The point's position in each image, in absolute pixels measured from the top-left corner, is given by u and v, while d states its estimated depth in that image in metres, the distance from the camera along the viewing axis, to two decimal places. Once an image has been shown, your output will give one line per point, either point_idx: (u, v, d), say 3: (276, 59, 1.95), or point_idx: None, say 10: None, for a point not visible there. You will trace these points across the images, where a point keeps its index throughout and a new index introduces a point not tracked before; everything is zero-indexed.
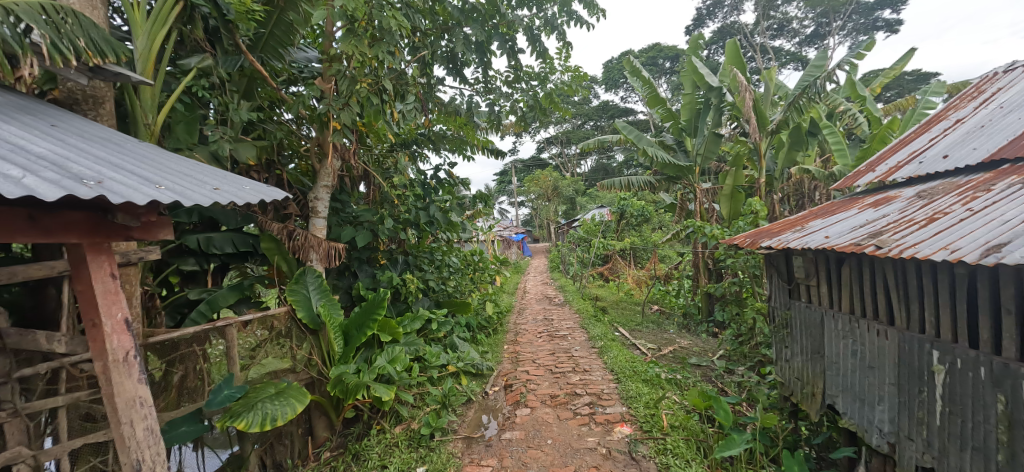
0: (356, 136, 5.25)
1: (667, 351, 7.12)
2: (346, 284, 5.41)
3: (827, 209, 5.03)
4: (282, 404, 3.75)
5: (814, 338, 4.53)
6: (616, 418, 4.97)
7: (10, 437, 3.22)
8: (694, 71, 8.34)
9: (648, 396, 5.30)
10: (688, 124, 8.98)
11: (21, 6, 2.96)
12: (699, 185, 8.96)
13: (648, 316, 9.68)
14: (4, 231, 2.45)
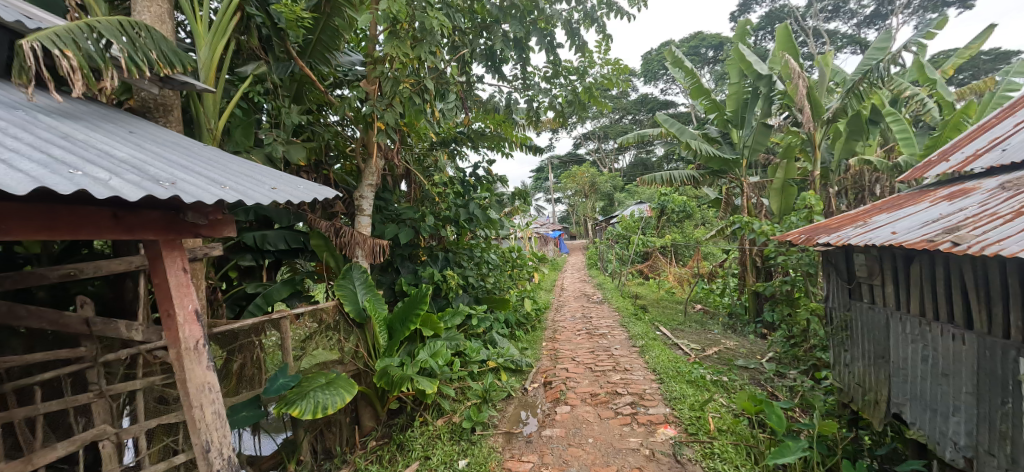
0: (399, 136, 5.42)
1: (712, 352, 6.99)
2: (390, 280, 5.60)
3: (892, 203, 4.79)
4: (333, 394, 3.94)
5: (878, 342, 4.35)
6: (660, 419, 4.94)
7: (96, 416, 3.54)
8: (740, 58, 8.09)
9: (693, 398, 5.22)
10: (735, 115, 8.71)
11: (103, 23, 3.23)
12: (746, 179, 8.68)
13: (691, 315, 9.49)
14: (94, 229, 2.71)
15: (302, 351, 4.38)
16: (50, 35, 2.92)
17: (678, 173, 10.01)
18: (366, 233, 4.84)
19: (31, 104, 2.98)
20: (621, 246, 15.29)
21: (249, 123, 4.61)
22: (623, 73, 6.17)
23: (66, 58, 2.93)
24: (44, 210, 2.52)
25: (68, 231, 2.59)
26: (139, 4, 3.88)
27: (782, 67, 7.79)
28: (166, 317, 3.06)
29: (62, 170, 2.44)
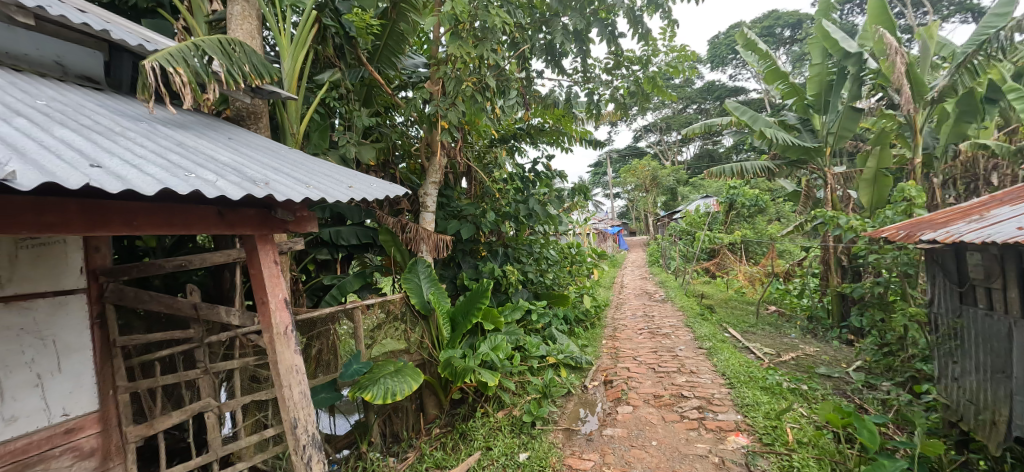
0: (461, 134, 5.64)
1: (788, 358, 6.64)
2: (451, 274, 5.81)
3: (1015, 194, 4.34)
4: (400, 381, 4.05)
5: (1000, 356, 3.98)
6: (730, 426, 4.76)
7: (203, 390, 3.94)
8: (824, 36, 7.60)
9: (768, 406, 5.00)
10: (817, 99, 8.11)
11: (207, 42, 3.61)
12: (830, 169, 8.08)
13: (764, 318, 9.05)
14: (203, 225, 3.10)
15: (373, 339, 4.63)
16: (165, 55, 3.29)
17: (750, 165, 9.52)
18: (430, 229, 5.06)
19: (149, 115, 3.40)
20: (685, 243, 14.81)
21: (324, 125, 4.90)
22: (687, 60, 6.03)
23: (178, 74, 3.30)
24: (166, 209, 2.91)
25: (183, 227, 2.96)
26: (233, 23, 4.25)
27: (875, 42, 7.26)
28: (261, 304, 3.42)
29: (180, 174, 2.78)
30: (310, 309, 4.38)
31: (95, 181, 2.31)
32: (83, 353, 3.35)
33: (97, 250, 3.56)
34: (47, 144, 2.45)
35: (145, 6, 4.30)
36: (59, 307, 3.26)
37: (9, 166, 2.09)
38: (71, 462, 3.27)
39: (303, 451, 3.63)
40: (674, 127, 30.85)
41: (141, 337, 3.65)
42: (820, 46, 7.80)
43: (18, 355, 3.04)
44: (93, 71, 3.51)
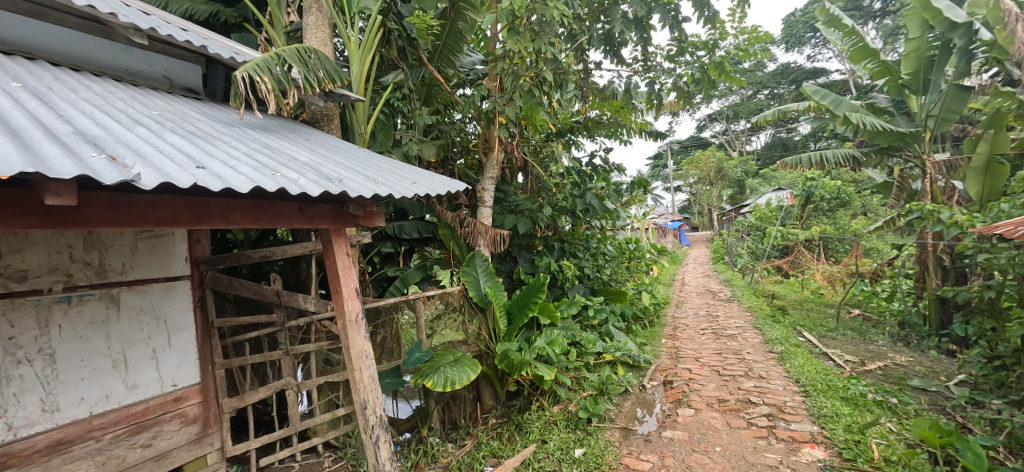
0: (518, 129, 5.72)
1: (875, 367, 6.13)
2: (507, 268, 5.91)
3: None
4: (460, 371, 4.18)
5: None
6: (805, 438, 4.48)
7: (285, 370, 4.31)
8: (925, 6, 6.81)
9: (850, 418, 4.63)
10: (914, 78, 7.52)
11: (288, 51, 3.93)
12: (930, 156, 7.29)
13: (846, 322, 8.42)
14: (286, 220, 3.43)
15: (433, 329, 4.83)
16: (252, 65, 3.62)
17: (831, 153, 9.03)
18: (488, 223, 5.02)
19: (240, 121, 3.80)
20: (753, 239, 14.09)
21: (388, 125, 5.16)
22: (758, 43, 5.77)
23: (263, 82, 3.62)
24: (255, 205, 3.25)
25: (269, 221, 3.30)
26: (306, 31, 4.57)
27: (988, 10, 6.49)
28: (335, 292, 3.72)
29: (268, 173, 3.11)
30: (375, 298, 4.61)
31: (201, 180, 2.65)
32: (188, 332, 3.82)
33: (198, 241, 4.01)
34: (162, 149, 2.83)
35: (233, 20, 4.63)
36: (169, 290, 3.73)
37: (135, 168, 2.45)
38: (179, 426, 3.72)
39: (372, 430, 3.91)
40: (742, 117, 29.33)
41: (234, 319, 4.09)
42: (918, 17, 7.13)
43: (137, 331, 3.52)
44: (193, 82, 3.97)
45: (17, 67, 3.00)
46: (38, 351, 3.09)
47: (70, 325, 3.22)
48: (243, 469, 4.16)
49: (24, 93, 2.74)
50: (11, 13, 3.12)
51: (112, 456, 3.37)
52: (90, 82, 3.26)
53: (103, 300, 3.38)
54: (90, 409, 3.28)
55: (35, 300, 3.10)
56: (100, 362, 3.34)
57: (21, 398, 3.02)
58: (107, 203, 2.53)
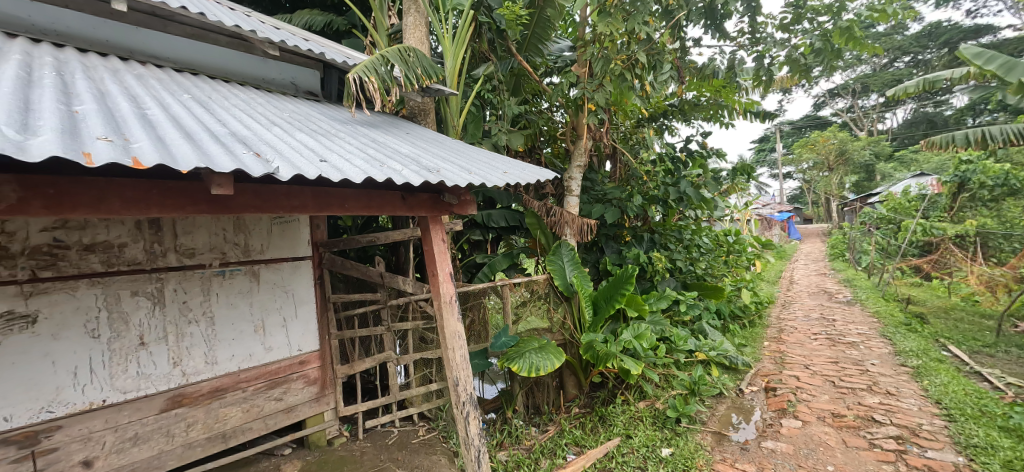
0: (608, 116, 5.54)
1: None
2: (593, 258, 5.77)
3: None
4: (544, 358, 4.31)
5: None
6: (947, 469, 3.73)
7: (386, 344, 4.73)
8: None
9: (1011, 453, 3.77)
10: None
11: (390, 51, 4.21)
12: None
13: (1010, 336, 7.01)
14: (391, 208, 3.81)
15: (519, 315, 4.80)
16: (362, 67, 3.96)
17: (998, 129, 7.53)
18: (575, 213, 4.99)
19: (353, 119, 4.25)
20: (884, 234, 12.27)
21: (478, 116, 5.12)
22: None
23: (371, 83, 3.96)
24: (366, 194, 3.65)
25: (377, 209, 3.69)
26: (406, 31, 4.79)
27: None
28: (432, 275, 4.03)
29: (377, 165, 3.48)
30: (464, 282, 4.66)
31: (325, 172, 3.04)
32: (310, 305, 4.38)
33: (318, 227, 4.56)
34: (292, 146, 3.27)
35: (343, 28, 5.06)
36: (297, 268, 4.32)
37: (275, 163, 2.89)
38: (303, 385, 4.31)
39: (463, 406, 4.14)
40: (874, 92, 25.54)
41: (346, 296, 4.63)
42: None
43: (272, 302, 4.13)
44: (314, 86, 4.50)
45: (185, 80, 3.64)
46: (202, 313, 3.78)
47: (224, 294, 3.88)
48: (351, 428, 4.66)
49: (192, 103, 3.33)
50: (181, 37, 3.78)
51: (254, 405, 4.01)
52: (237, 91, 3.86)
53: (247, 274, 4.01)
54: (238, 364, 3.94)
55: (199, 272, 3.78)
56: (246, 326, 3.98)
57: (191, 352, 3.71)
58: (252, 192, 3.00)
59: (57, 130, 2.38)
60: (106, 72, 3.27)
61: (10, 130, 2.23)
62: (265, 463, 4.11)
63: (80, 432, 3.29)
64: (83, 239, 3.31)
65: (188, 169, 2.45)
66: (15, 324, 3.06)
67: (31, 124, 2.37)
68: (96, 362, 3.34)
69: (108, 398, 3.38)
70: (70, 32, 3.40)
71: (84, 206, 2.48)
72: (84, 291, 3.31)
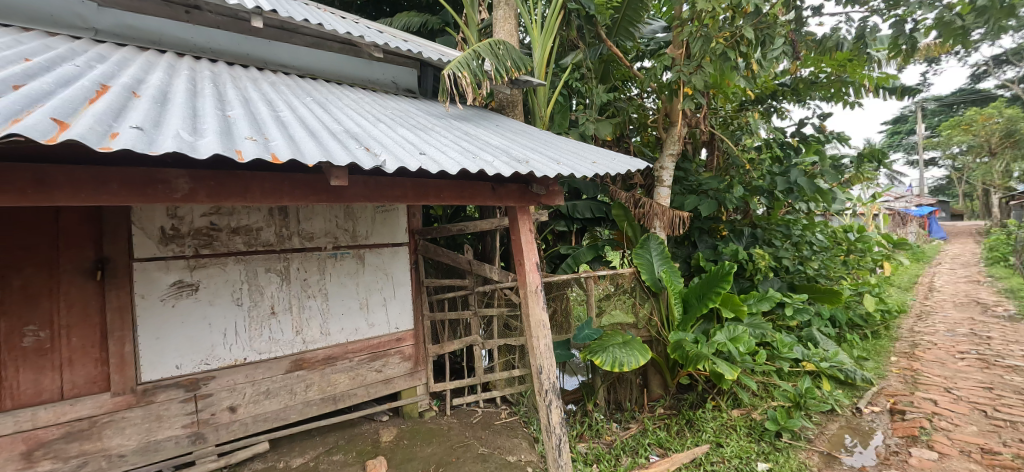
0: (706, 100, 5.10)
1: None
2: (685, 253, 5.37)
3: None
4: (629, 353, 4.19)
5: None
6: None
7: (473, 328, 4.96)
8: None
9: None
10: None
11: (480, 46, 4.28)
12: None
13: None
14: (483, 199, 3.96)
15: (602, 308, 4.72)
16: (455, 63, 4.06)
17: None
18: (666, 205, 4.75)
19: (448, 114, 4.47)
20: None
21: (566, 106, 5.09)
22: None
23: (463, 77, 4.04)
24: (459, 186, 3.83)
25: (468, 199, 3.86)
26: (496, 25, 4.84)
27: None
28: (520, 263, 4.11)
29: (470, 157, 3.64)
30: (548, 273, 4.69)
31: (424, 164, 3.23)
32: (406, 287, 4.78)
33: (414, 216, 4.93)
34: (395, 141, 3.54)
35: (437, 27, 5.38)
36: (395, 253, 4.73)
37: (381, 157, 3.16)
38: (399, 360, 4.73)
39: (546, 394, 4.17)
40: None
41: (438, 281, 4.98)
42: None
43: (375, 283, 4.59)
44: (412, 84, 4.82)
45: (306, 85, 4.11)
46: (319, 290, 4.30)
47: (336, 274, 4.38)
48: (440, 404, 5.01)
49: (310, 105, 3.75)
50: (304, 46, 4.27)
51: (359, 374, 4.49)
52: (347, 92, 4.27)
53: (355, 257, 4.49)
54: (347, 336, 4.43)
55: (317, 254, 4.30)
56: (354, 302, 4.47)
57: (310, 322, 4.25)
58: (363, 184, 3.25)
59: (214, 131, 2.74)
60: (247, 82, 3.77)
61: (182, 130, 2.61)
62: (367, 427, 4.59)
63: (228, 382, 3.90)
64: (231, 223, 3.93)
65: (315, 162, 2.75)
66: (183, 291, 3.74)
67: (194, 126, 2.77)
68: (240, 326, 3.95)
69: (248, 357, 3.98)
70: (220, 49, 3.96)
71: (233, 195, 2.81)
72: (231, 266, 3.94)
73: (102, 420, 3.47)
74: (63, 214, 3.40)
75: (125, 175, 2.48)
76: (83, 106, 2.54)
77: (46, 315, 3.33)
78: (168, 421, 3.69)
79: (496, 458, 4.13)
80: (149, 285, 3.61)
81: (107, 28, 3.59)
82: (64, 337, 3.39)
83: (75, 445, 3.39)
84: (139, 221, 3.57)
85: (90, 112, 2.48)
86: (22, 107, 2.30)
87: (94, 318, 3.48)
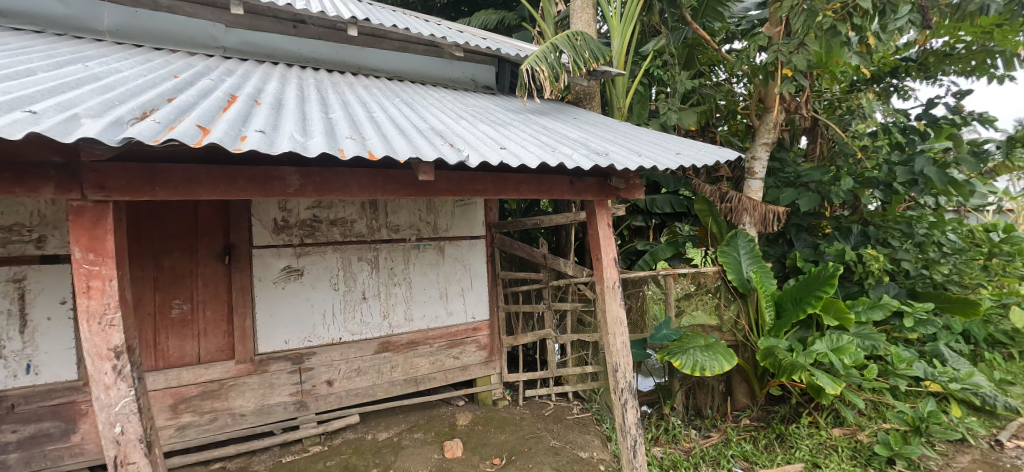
0: (810, 82, 4.56)
1: None
2: (779, 252, 4.89)
3: None
4: (712, 357, 3.93)
5: None
6: None
7: (546, 322, 5.01)
8: None
9: None
10: None
11: (558, 38, 4.21)
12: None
13: None
14: (560, 192, 3.94)
15: (682, 309, 4.47)
16: (533, 57, 4.04)
17: None
18: (759, 198, 4.30)
19: (525, 108, 4.49)
20: None
21: (645, 96, 4.89)
22: None
23: (542, 72, 4.01)
24: (536, 180, 3.83)
25: (545, 193, 3.86)
26: (574, 16, 4.71)
27: None
28: (598, 258, 3.99)
29: (549, 150, 3.62)
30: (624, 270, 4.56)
31: (506, 159, 3.24)
32: (482, 280, 4.97)
33: (491, 210, 5.07)
34: (477, 137, 3.62)
35: (514, 22, 5.52)
36: (473, 246, 4.92)
37: (463, 151, 3.23)
38: (475, 349, 4.93)
39: (621, 392, 4.06)
40: None
41: (513, 274, 5.10)
42: None
43: (454, 274, 4.82)
44: (490, 81, 4.95)
45: (395, 87, 4.35)
46: (403, 278, 4.61)
47: (419, 264, 4.66)
48: (513, 394, 5.14)
49: (398, 106, 3.98)
50: (393, 50, 4.55)
51: (438, 359, 4.75)
52: (431, 91, 4.47)
53: (435, 249, 4.74)
54: (428, 323, 4.71)
55: (402, 245, 4.60)
56: (434, 291, 4.73)
57: (395, 308, 4.56)
58: (446, 179, 3.38)
59: (321, 132, 2.94)
60: (344, 87, 4.08)
61: (295, 132, 2.84)
62: (444, 409, 4.87)
63: (327, 358, 4.29)
64: (329, 216, 4.29)
65: (407, 158, 2.81)
66: (292, 275, 4.15)
67: (303, 127, 3.02)
68: (336, 307, 4.32)
69: (343, 337, 4.35)
70: (321, 58, 4.30)
71: (336, 188, 2.99)
72: (330, 255, 4.30)
73: (229, 383, 3.97)
74: (199, 206, 3.92)
75: (251, 172, 2.72)
76: (214, 114, 2.83)
77: (188, 292, 3.88)
78: (279, 389, 4.13)
79: (568, 452, 4.15)
80: (264, 269, 4.05)
81: (232, 46, 4.01)
82: (201, 310, 3.93)
83: (208, 402, 3.91)
84: (257, 213, 4.01)
85: (220, 118, 2.76)
86: (170, 115, 2.61)
87: (223, 295, 4.00)
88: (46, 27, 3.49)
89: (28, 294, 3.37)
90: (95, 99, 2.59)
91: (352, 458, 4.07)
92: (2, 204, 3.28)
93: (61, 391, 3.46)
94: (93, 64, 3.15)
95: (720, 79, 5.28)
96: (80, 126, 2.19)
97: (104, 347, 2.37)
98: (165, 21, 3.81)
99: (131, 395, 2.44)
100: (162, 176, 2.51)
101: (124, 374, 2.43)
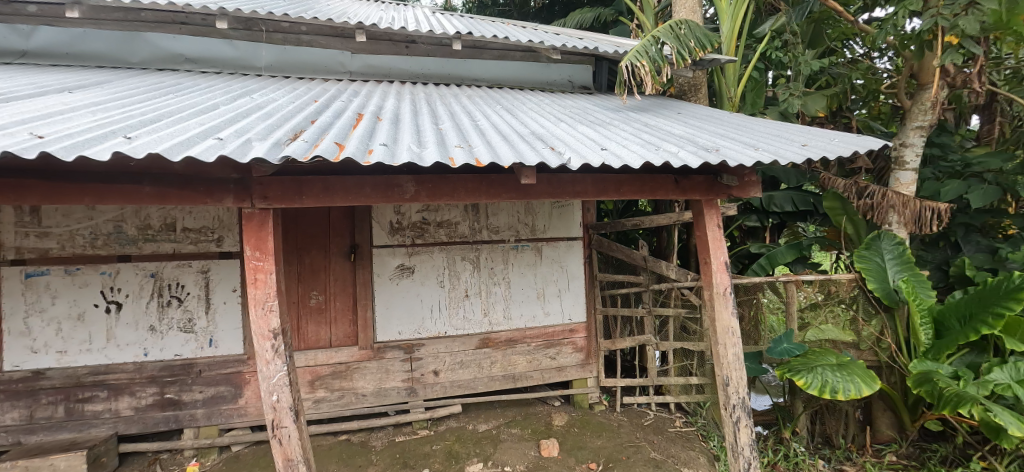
0: (983, 47, 3.72)
1: None
2: (940, 258, 4.15)
3: None
4: (846, 379, 3.38)
5: None
6: None
7: (647, 327, 4.82)
8: None
9: None
10: None
11: (660, 30, 3.97)
12: None
13: None
14: (664, 192, 3.68)
15: (807, 321, 4.00)
16: (634, 52, 3.83)
17: None
18: (911, 195, 3.72)
19: (625, 106, 4.34)
20: None
21: (761, 82, 4.42)
22: None
23: (643, 67, 3.79)
24: (638, 180, 3.62)
25: (649, 193, 3.63)
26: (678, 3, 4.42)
27: None
28: (706, 261, 3.65)
29: (653, 148, 3.40)
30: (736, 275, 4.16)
31: (608, 160, 3.11)
32: (579, 281, 4.95)
33: (589, 211, 5.04)
34: (577, 139, 3.58)
35: (610, 18, 5.47)
36: (570, 247, 4.93)
37: (565, 154, 3.17)
38: (571, 351, 4.94)
39: (731, 408, 3.69)
40: None
41: (611, 276, 5.01)
42: None
43: (551, 274, 4.87)
44: (587, 80, 4.94)
45: (499, 95, 4.52)
46: (502, 278, 4.77)
47: (517, 264, 4.79)
48: (610, 399, 5.05)
49: (502, 113, 4.10)
50: (496, 60, 4.76)
51: (535, 358, 4.84)
52: (532, 96, 4.56)
53: (533, 250, 4.83)
54: (526, 322, 4.82)
55: (501, 246, 4.77)
56: (532, 292, 4.82)
57: (495, 306, 4.75)
58: (547, 182, 3.36)
59: (430, 143, 3.13)
60: (450, 98, 4.34)
61: (411, 144, 3.07)
62: (540, 408, 4.95)
63: (435, 349, 4.63)
64: (437, 218, 4.61)
65: (509, 163, 2.86)
66: (404, 272, 4.54)
67: (416, 139, 3.26)
68: (442, 303, 4.64)
69: (447, 331, 4.65)
70: (430, 73, 4.67)
71: (445, 194, 3.18)
72: (437, 255, 4.63)
73: (353, 365, 4.46)
74: (330, 211, 4.47)
75: (373, 180, 2.97)
76: (338, 131, 3.20)
77: (323, 284, 4.46)
78: (392, 375, 4.56)
79: (668, 466, 3.94)
80: (383, 266, 4.49)
81: (357, 69, 4.54)
82: (333, 301, 4.49)
83: (337, 382, 4.44)
84: (376, 217, 4.45)
85: (345, 135, 3.09)
86: (307, 134, 2.99)
87: (350, 289, 4.52)
88: (223, 69, 4.26)
89: (211, 282, 4.21)
90: (253, 125, 3.10)
91: (454, 444, 4.33)
92: (194, 209, 4.11)
93: (232, 362, 4.27)
94: (256, 96, 3.81)
95: (855, 54, 4.69)
96: (250, 149, 2.58)
97: (265, 328, 2.79)
98: (305, 53, 4.43)
99: (283, 371, 2.83)
100: (307, 186, 2.86)
101: (278, 351, 2.83)
